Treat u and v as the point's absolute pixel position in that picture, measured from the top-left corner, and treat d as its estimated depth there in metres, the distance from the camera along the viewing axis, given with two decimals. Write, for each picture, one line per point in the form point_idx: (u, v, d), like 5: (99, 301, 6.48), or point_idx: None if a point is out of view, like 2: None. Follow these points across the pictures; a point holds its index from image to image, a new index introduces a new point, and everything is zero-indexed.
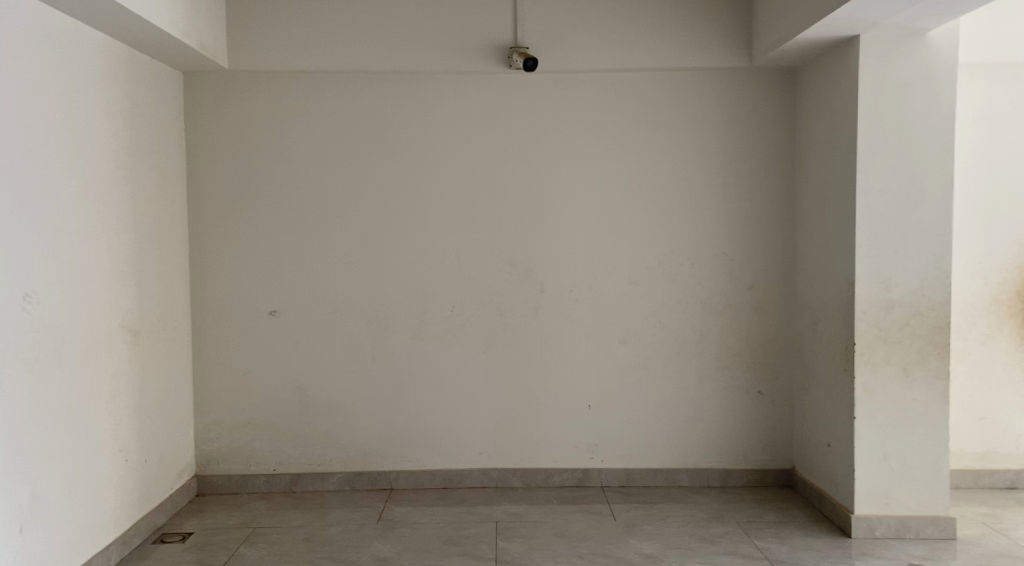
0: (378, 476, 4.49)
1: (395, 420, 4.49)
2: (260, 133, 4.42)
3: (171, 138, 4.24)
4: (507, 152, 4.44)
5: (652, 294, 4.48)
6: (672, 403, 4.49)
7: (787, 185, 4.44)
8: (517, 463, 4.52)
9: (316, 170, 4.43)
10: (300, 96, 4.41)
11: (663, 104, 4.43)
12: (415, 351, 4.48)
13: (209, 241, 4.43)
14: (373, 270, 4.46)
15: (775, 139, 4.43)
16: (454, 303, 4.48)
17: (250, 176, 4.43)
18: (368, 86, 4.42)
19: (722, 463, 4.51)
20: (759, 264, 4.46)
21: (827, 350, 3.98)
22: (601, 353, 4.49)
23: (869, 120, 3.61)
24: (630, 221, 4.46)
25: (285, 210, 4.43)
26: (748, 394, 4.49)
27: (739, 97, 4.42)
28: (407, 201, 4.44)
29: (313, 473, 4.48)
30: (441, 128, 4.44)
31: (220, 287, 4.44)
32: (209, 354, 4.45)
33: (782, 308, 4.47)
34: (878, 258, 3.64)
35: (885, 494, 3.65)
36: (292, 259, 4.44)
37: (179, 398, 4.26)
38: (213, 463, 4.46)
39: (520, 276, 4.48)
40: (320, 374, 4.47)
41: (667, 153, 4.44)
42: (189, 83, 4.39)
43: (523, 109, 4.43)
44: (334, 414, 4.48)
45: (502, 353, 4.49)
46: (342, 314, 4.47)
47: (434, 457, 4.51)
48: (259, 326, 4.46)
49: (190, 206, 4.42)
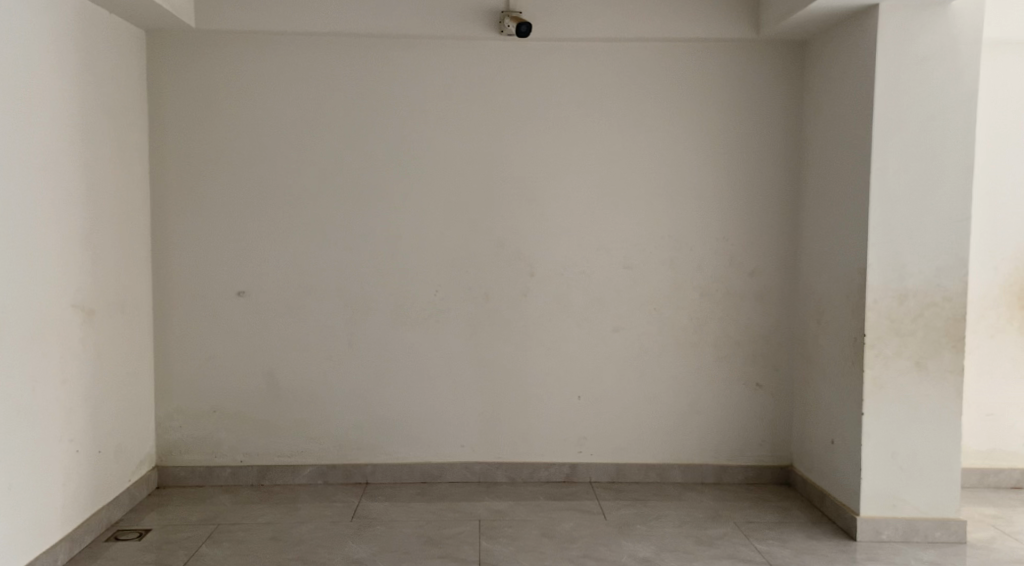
0: (353, 469, 4.21)
1: (372, 410, 4.21)
2: (230, 99, 4.08)
3: (131, 101, 3.89)
4: (497, 125, 4.15)
5: (647, 280, 4.22)
6: (666, 395, 4.26)
7: (793, 166, 4.19)
8: (502, 457, 4.27)
9: (291, 140, 4.10)
10: (274, 60, 4.08)
11: (665, 78, 4.16)
12: (395, 337, 4.20)
13: (173, 215, 4.10)
14: (351, 249, 4.16)
15: (781, 117, 4.17)
16: (437, 286, 4.20)
17: (218, 144, 4.09)
18: (348, 51, 4.09)
19: (717, 459, 4.29)
20: (761, 250, 4.22)
21: (833, 341, 3.76)
22: (592, 342, 4.24)
23: (887, 98, 3.37)
24: (627, 202, 4.19)
25: (257, 183, 4.11)
26: (746, 387, 4.26)
27: (745, 71, 4.16)
28: (388, 175, 4.14)
29: (283, 465, 4.19)
30: (426, 98, 4.13)
31: (185, 265, 4.12)
32: (172, 337, 4.13)
33: (784, 297, 4.24)
34: (891, 245, 3.41)
35: (893, 495, 3.46)
36: (264, 236, 4.13)
37: (138, 384, 3.94)
38: (176, 453, 4.15)
39: (508, 258, 4.20)
40: (293, 360, 4.18)
41: (667, 130, 4.17)
42: (152, 43, 4.04)
43: (514, 80, 4.13)
44: (307, 403, 4.19)
45: (488, 340, 4.22)
46: (316, 296, 4.17)
47: (413, 450, 4.24)
48: (227, 308, 4.14)
49: (152, 176, 4.08)
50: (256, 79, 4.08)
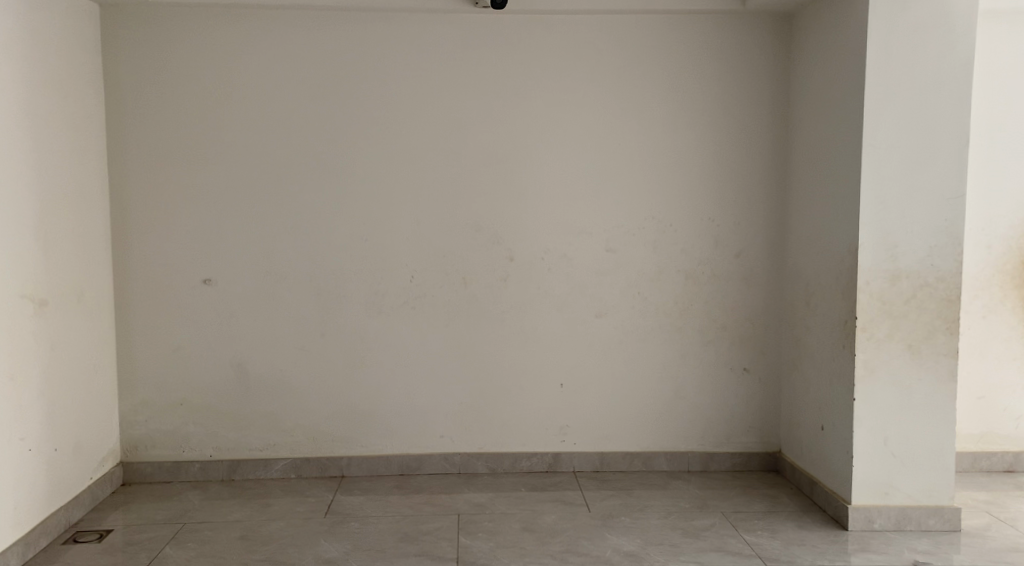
0: (327, 462, 4.06)
1: (347, 401, 4.05)
2: (190, 77, 3.87)
3: (86, 79, 3.67)
4: (473, 103, 3.96)
5: (631, 263, 4.07)
6: (651, 382, 4.12)
7: (780, 144, 4.04)
8: (482, 448, 4.12)
9: (256, 120, 3.90)
10: (236, 36, 3.87)
11: (648, 52, 3.99)
12: (369, 325, 4.03)
13: (133, 200, 3.89)
14: (322, 233, 3.98)
15: (768, 93, 4.02)
16: (413, 272, 4.03)
17: (180, 124, 3.88)
18: (314, 26, 3.89)
19: (705, 447, 4.17)
20: (749, 231, 4.08)
21: (823, 324, 3.64)
22: (575, 328, 4.09)
23: (879, 70, 3.21)
24: (609, 182, 4.03)
25: (222, 165, 3.91)
26: (733, 372, 4.13)
27: (730, 45, 3.99)
28: (359, 156, 3.95)
29: (254, 460, 4.03)
30: (399, 75, 3.94)
31: (147, 252, 3.92)
32: (135, 328, 3.95)
33: (772, 279, 4.10)
34: (883, 224, 3.28)
35: (885, 482, 3.35)
36: (229, 221, 3.94)
37: (98, 378, 3.75)
38: (141, 449, 3.98)
39: (487, 242, 4.03)
40: (263, 350, 4.00)
41: (650, 108, 4.01)
42: (107, 17, 3.81)
43: (490, 55, 3.95)
44: (279, 395, 4.02)
45: (466, 327, 4.06)
46: (286, 284, 3.99)
47: (390, 442, 4.09)
48: (192, 297, 3.96)
49: (110, 158, 3.87)
50: (218, 56, 3.87)
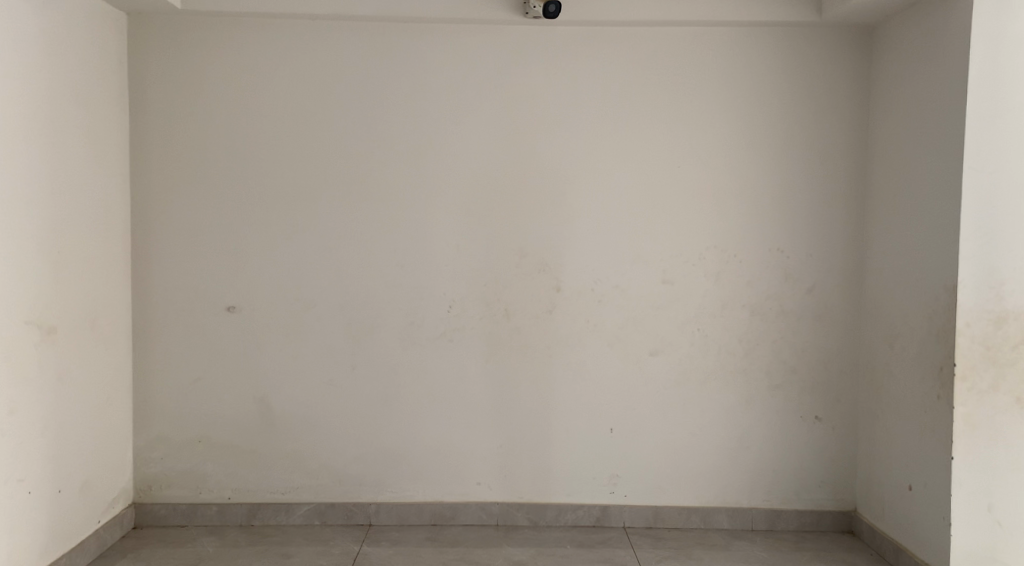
0: (354, 509, 3.72)
1: (377, 442, 3.72)
2: (220, 91, 3.63)
3: (109, 93, 3.45)
4: (520, 119, 3.66)
5: (690, 296, 3.71)
6: (711, 429, 3.73)
7: (858, 167, 3.66)
8: (523, 497, 3.76)
9: (288, 136, 3.65)
10: (270, 47, 3.63)
11: (712, 67, 3.66)
12: (404, 359, 3.72)
13: (156, 221, 3.65)
14: (355, 258, 3.69)
15: (845, 111, 3.65)
16: (452, 302, 3.71)
17: (208, 141, 3.64)
18: (353, 37, 3.64)
19: (770, 503, 3.75)
20: (822, 263, 3.69)
21: (911, 371, 3.23)
22: (627, 367, 3.73)
23: (982, 85, 2.86)
24: (667, 207, 3.68)
25: (250, 183, 3.65)
26: (803, 421, 3.72)
27: (805, 59, 3.65)
28: (396, 177, 3.67)
29: (275, 504, 3.71)
30: (441, 89, 3.66)
31: (168, 277, 3.67)
32: (153, 358, 3.68)
33: (848, 317, 3.70)
34: (987, 258, 2.89)
35: (988, 555, 2.92)
36: (257, 244, 3.67)
37: (111, 412, 3.48)
38: (155, 489, 3.69)
39: (532, 272, 3.71)
40: (288, 383, 3.70)
41: (714, 127, 3.67)
42: (134, 27, 3.61)
43: (541, 69, 3.66)
44: (305, 433, 3.71)
45: (509, 363, 3.73)
46: (316, 313, 3.70)
47: (422, 487, 3.74)
48: (214, 325, 3.68)
49: (133, 177, 3.64)
50: (250, 68, 3.63)
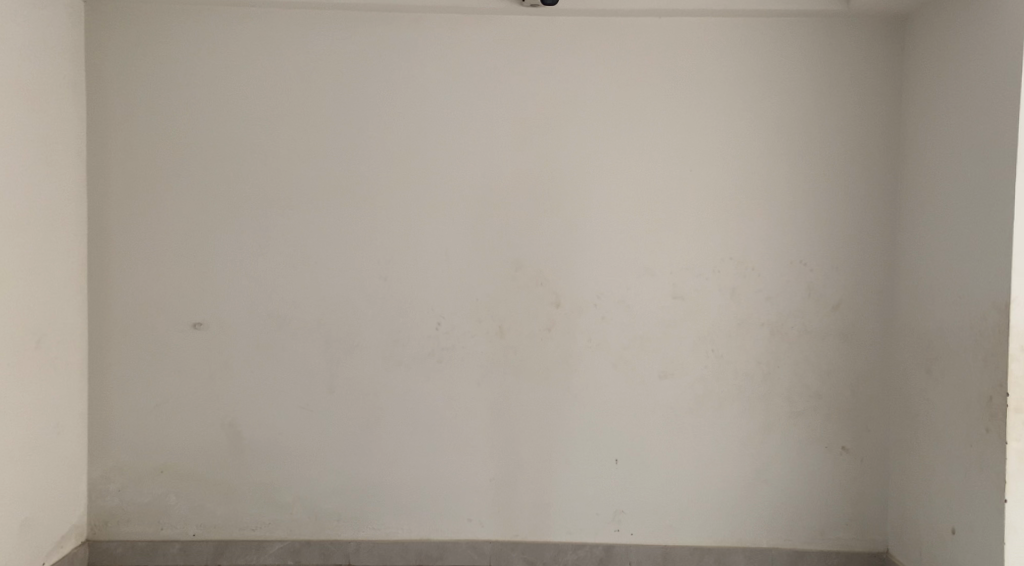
0: (332, 547, 3.37)
1: (358, 473, 3.38)
2: (187, 85, 3.31)
3: (64, 87, 3.13)
4: (517, 118, 3.33)
5: (704, 313, 3.36)
6: (727, 459, 3.38)
7: (890, 171, 3.32)
8: (518, 535, 3.40)
9: (261, 136, 3.32)
10: (244, 37, 3.31)
11: (729, 61, 3.33)
12: (388, 382, 3.37)
13: (115, 228, 3.32)
14: (335, 269, 3.35)
15: (876, 110, 3.32)
16: (441, 317, 3.37)
17: (174, 141, 3.31)
18: (335, 27, 3.32)
19: (792, 543, 3.38)
20: (850, 277, 3.34)
21: (953, 398, 2.87)
22: (634, 391, 3.38)
23: None
24: (678, 214, 3.35)
25: (219, 186, 3.32)
26: (828, 452, 3.37)
27: (831, 53, 3.32)
28: (380, 181, 3.34)
29: (245, 541, 3.37)
30: (430, 84, 3.33)
31: (128, 289, 3.33)
32: (111, 380, 3.34)
33: (879, 337, 3.35)
34: None
35: None
36: (227, 254, 3.33)
37: (60, 439, 3.14)
38: (112, 525, 3.34)
39: (530, 285, 3.37)
40: (259, 409, 3.36)
41: (731, 127, 3.33)
42: (94, 16, 3.29)
43: (540, 63, 3.33)
44: (278, 463, 3.37)
45: (503, 387, 3.38)
46: (291, 330, 3.36)
47: (407, 523, 3.39)
48: (179, 343, 3.35)
49: (90, 181, 3.31)
50: (219, 63, 3.31)
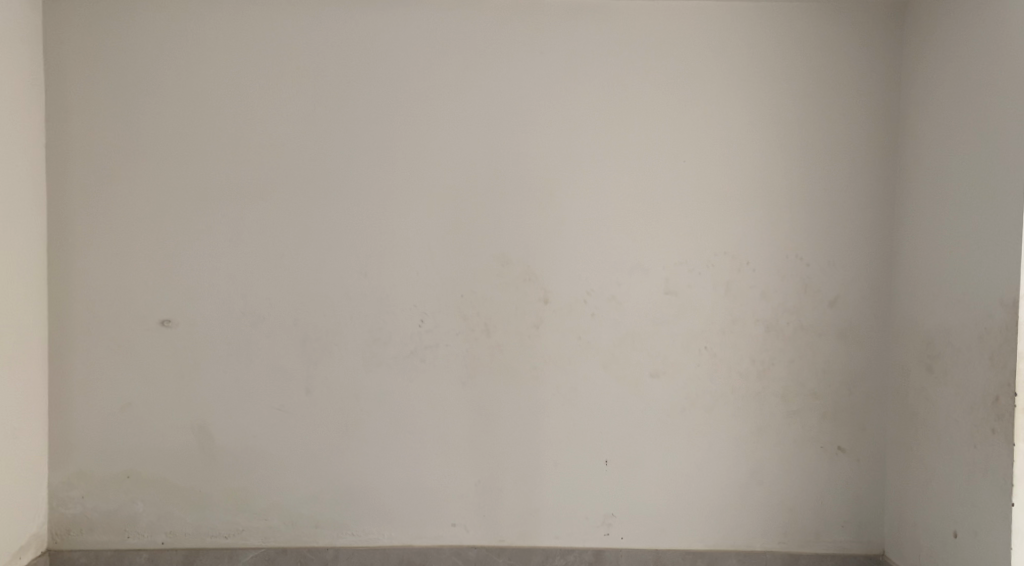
0: (309, 555, 3.21)
1: (336, 478, 3.22)
2: (153, 68, 3.11)
3: (18, 70, 2.92)
4: (504, 105, 3.18)
5: (697, 310, 3.24)
6: (721, 461, 3.27)
7: (889, 164, 3.21)
8: (505, 541, 3.27)
9: (232, 123, 3.14)
10: (214, 18, 3.12)
11: (724, 48, 3.20)
12: (368, 382, 3.21)
13: (76, 220, 3.12)
14: (311, 264, 3.18)
15: (875, 100, 3.20)
16: (424, 315, 3.21)
17: (138, 128, 3.12)
18: (311, 9, 3.14)
19: (787, 547, 3.28)
20: (847, 273, 3.24)
21: (956, 399, 2.78)
22: (626, 391, 3.25)
23: None
24: (671, 207, 3.22)
25: (186, 176, 3.13)
26: (824, 453, 3.26)
27: (829, 41, 3.20)
28: (359, 172, 3.17)
29: (217, 550, 3.20)
30: (412, 70, 3.16)
31: (90, 285, 3.14)
32: (72, 381, 3.15)
33: (876, 334, 3.25)
34: None
35: None
36: (196, 248, 3.15)
37: (16, 445, 2.95)
38: (74, 534, 3.16)
39: (517, 281, 3.22)
40: (231, 411, 3.19)
41: (725, 117, 3.21)
42: None
43: (528, 48, 3.18)
44: (252, 467, 3.20)
45: (489, 387, 3.23)
46: (265, 329, 3.19)
47: (387, 529, 3.24)
48: (145, 342, 3.16)
49: (48, 170, 3.11)
50: (187, 45, 3.12)
